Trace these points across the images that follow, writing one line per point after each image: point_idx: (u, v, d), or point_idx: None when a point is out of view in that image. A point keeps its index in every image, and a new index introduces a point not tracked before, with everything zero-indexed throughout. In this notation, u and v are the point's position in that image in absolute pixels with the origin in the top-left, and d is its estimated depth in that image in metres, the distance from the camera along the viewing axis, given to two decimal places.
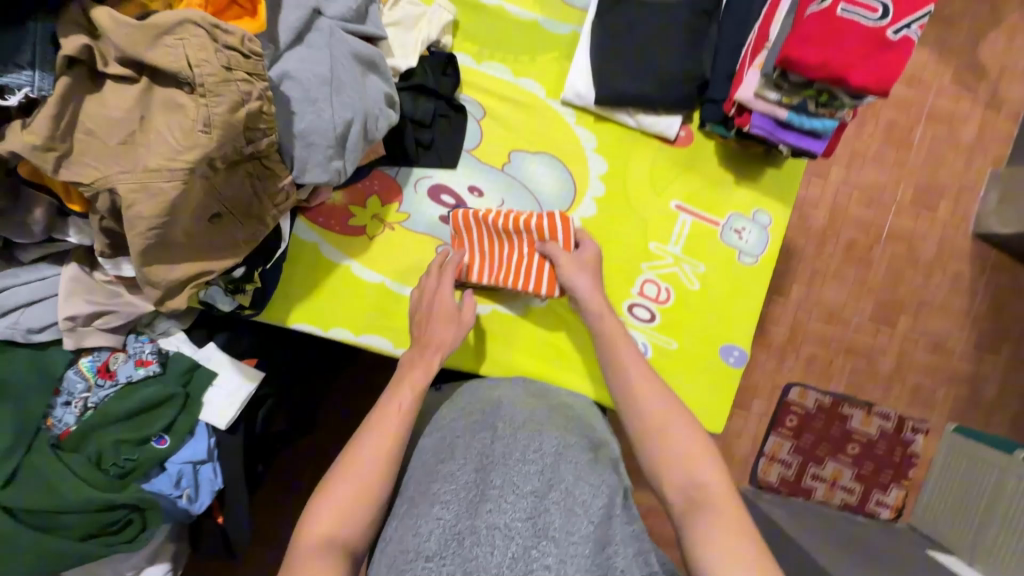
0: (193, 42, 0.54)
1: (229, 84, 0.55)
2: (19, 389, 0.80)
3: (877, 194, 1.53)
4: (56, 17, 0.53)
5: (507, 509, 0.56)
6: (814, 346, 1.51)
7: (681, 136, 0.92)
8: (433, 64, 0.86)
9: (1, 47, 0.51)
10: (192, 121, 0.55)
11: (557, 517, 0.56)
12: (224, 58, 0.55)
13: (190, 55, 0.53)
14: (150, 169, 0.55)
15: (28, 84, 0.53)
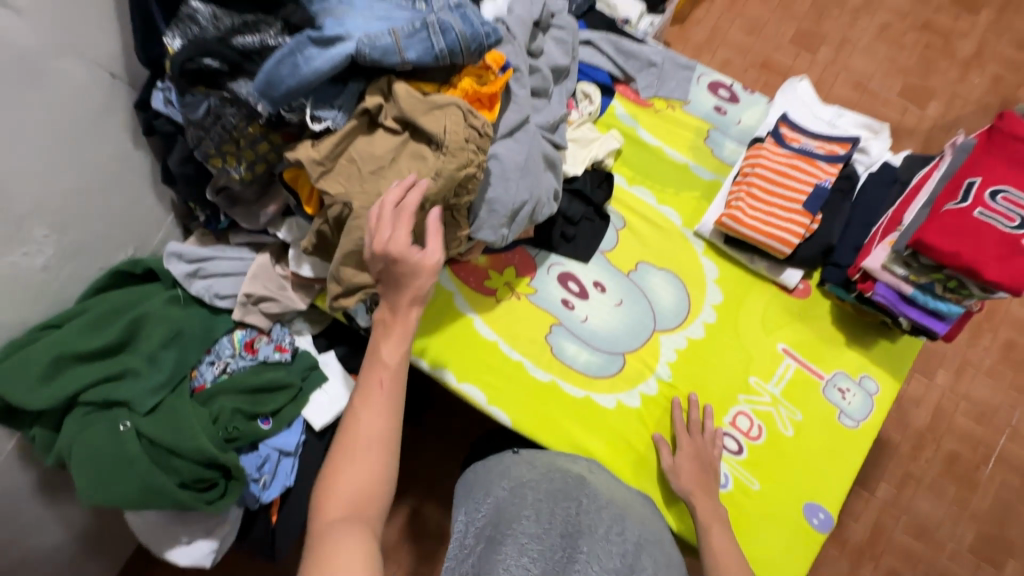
0: (451, 117, 0.72)
1: (464, 151, 0.72)
2: (190, 339, 0.95)
3: (989, 412, 1.52)
4: (367, 81, 0.74)
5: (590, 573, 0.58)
6: (895, 559, 1.44)
7: (799, 288, 0.99)
8: (594, 177, 1.03)
9: (328, 93, 0.72)
10: (428, 169, 0.72)
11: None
12: (468, 132, 0.73)
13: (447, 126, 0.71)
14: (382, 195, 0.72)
15: (331, 119, 0.73)
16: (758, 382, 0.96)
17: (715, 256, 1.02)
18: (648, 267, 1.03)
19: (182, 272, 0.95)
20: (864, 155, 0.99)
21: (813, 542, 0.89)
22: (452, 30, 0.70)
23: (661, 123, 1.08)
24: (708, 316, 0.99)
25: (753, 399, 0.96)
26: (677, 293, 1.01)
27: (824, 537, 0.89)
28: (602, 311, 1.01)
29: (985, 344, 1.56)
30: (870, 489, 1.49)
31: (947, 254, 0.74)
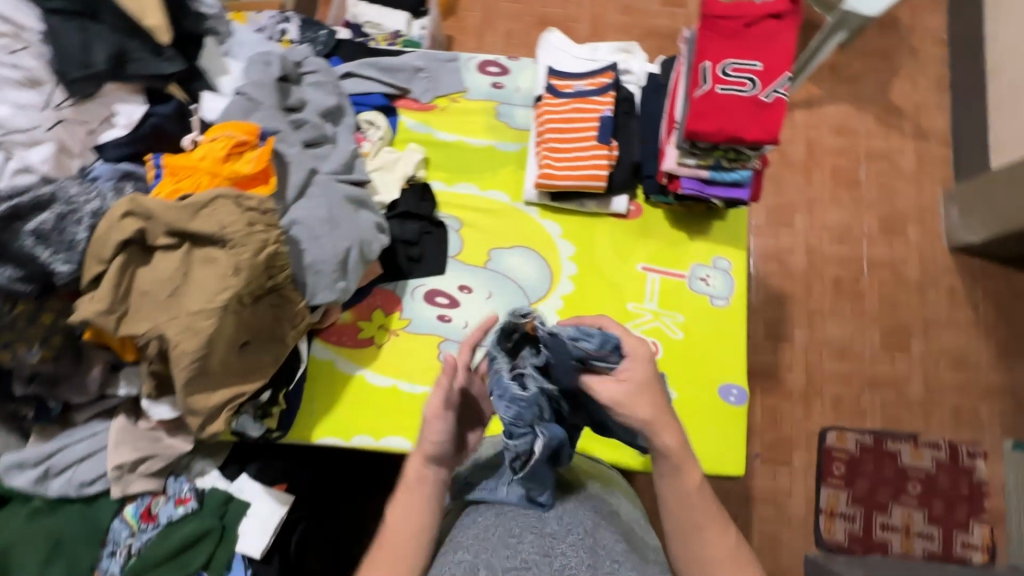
0: (223, 210, 0.69)
1: (252, 236, 0.70)
2: (73, 542, 0.87)
3: (845, 231, 1.73)
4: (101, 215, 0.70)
5: (522, 551, 0.61)
6: (835, 387, 1.62)
7: (632, 211, 1.06)
8: (413, 193, 1.04)
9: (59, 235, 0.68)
10: (224, 268, 0.69)
11: (573, 555, 0.62)
12: (248, 217, 0.70)
13: (222, 220, 0.68)
14: (186, 317, 0.68)
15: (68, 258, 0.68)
16: (636, 305, 1.02)
17: (553, 215, 1.07)
18: (500, 251, 1.05)
19: (31, 479, 0.86)
20: (631, 75, 1.09)
21: (737, 417, 0.97)
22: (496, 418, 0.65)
23: (452, 119, 1.11)
24: (570, 270, 1.04)
25: (638, 322, 1.01)
26: (535, 262, 1.05)
27: (745, 409, 0.98)
28: (479, 309, 1.03)
29: (818, 177, 1.76)
30: (789, 340, 1.65)
31: (713, 133, 0.82)
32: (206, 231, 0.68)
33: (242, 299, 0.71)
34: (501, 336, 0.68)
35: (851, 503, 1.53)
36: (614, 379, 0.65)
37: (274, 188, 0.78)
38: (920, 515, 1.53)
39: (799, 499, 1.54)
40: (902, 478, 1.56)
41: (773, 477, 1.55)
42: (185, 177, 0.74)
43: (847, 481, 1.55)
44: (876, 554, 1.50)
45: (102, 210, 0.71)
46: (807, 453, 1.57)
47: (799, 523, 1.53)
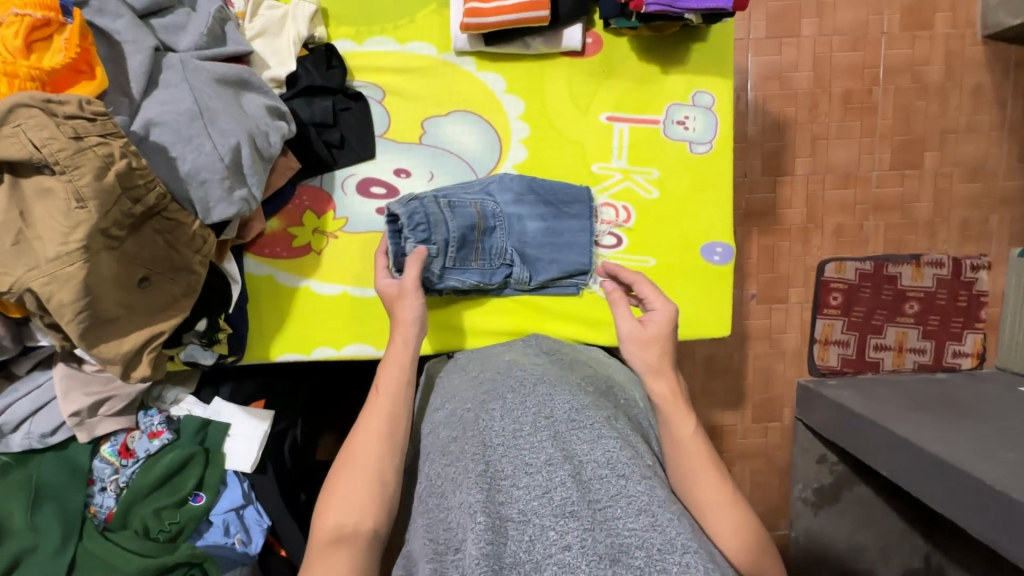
0: (30, 124, 0.53)
1: (84, 153, 0.55)
2: (57, 486, 0.87)
3: (861, 32, 1.45)
4: None
5: (520, 497, 0.50)
6: (836, 216, 1.50)
7: (589, 44, 0.85)
8: (315, 60, 0.83)
9: None
10: (65, 200, 0.55)
11: (573, 488, 0.50)
12: (69, 129, 0.54)
13: (33, 138, 0.52)
14: (38, 269, 0.57)
15: None
16: (603, 166, 0.87)
17: (491, 64, 0.86)
18: (435, 121, 0.88)
19: None
20: None
21: (723, 276, 0.89)
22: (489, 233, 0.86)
23: None
24: (521, 133, 0.87)
25: (605, 186, 0.88)
26: (480, 129, 0.87)
27: (731, 266, 0.89)
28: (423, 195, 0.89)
29: None
30: (789, 172, 1.49)
31: None
32: (19, 152, 0.52)
33: (104, 231, 0.58)
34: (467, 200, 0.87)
35: (846, 330, 1.51)
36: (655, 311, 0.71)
37: (108, 83, 0.60)
38: (915, 333, 1.52)
39: (794, 333, 1.53)
40: (900, 299, 1.51)
41: (768, 316, 1.52)
42: None
43: (844, 310, 1.51)
44: (866, 374, 1.52)
45: None
46: (804, 289, 1.52)
47: (792, 355, 1.53)
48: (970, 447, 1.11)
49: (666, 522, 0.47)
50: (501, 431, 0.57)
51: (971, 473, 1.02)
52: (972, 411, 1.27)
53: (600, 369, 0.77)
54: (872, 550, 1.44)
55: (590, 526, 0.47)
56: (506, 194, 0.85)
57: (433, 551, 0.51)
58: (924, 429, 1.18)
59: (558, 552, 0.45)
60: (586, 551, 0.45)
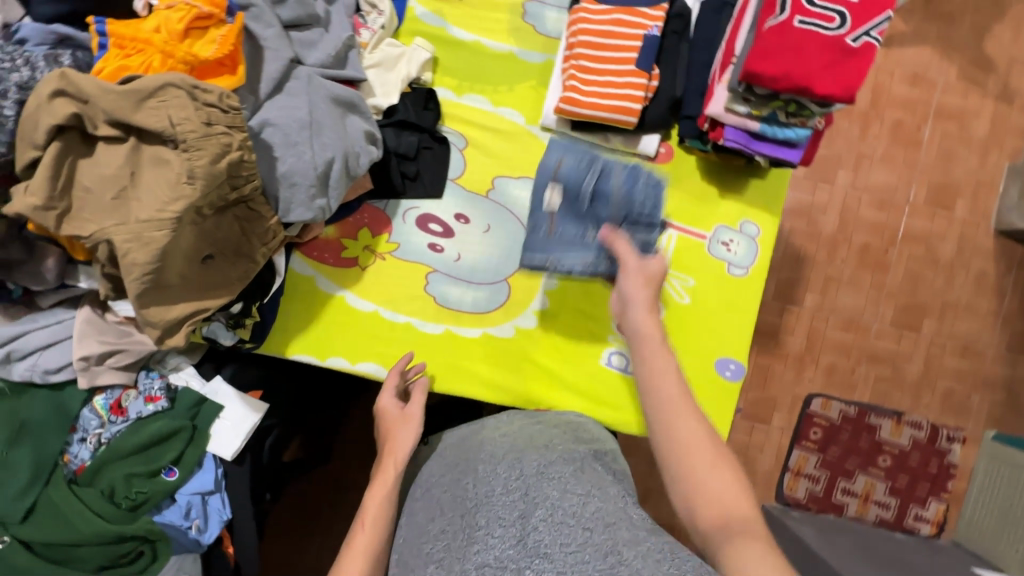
0: (174, 103, 0.58)
1: (210, 138, 0.59)
2: (40, 425, 0.86)
3: (888, 196, 1.57)
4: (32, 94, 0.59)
5: (494, 546, 0.55)
6: (832, 356, 1.57)
7: (661, 153, 0.93)
8: (415, 99, 0.90)
9: None
10: (177, 173, 0.59)
11: (544, 533, 0.55)
12: (205, 114, 0.59)
13: (173, 115, 0.57)
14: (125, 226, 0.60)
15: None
16: None
17: None
18: (505, 180, 0.94)
19: None
20: None
21: (729, 393, 0.93)
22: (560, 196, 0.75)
23: (470, 12, 0.94)
24: None
25: None
26: None
27: (739, 385, 0.93)
28: (473, 244, 0.94)
29: (874, 131, 1.57)
30: (798, 303, 1.57)
31: (776, 78, 0.68)
32: (156, 125, 0.57)
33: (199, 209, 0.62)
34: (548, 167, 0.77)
35: (819, 467, 1.54)
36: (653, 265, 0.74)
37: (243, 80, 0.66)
38: (883, 486, 1.55)
39: (769, 455, 1.56)
40: (875, 450, 1.56)
41: (749, 432, 1.56)
42: (134, 50, 0.62)
43: (821, 447, 1.55)
44: (829, 515, 1.54)
45: (31, 84, 0.59)
46: (788, 415, 1.56)
47: (763, 477, 1.56)
48: None
49: (634, 554, 0.51)
50: (475, 496, 0.63)
51: None
52: None
53: (572, 430, 0.79)
54: None
55: (563, 567, 0.51)
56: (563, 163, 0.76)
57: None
58: None
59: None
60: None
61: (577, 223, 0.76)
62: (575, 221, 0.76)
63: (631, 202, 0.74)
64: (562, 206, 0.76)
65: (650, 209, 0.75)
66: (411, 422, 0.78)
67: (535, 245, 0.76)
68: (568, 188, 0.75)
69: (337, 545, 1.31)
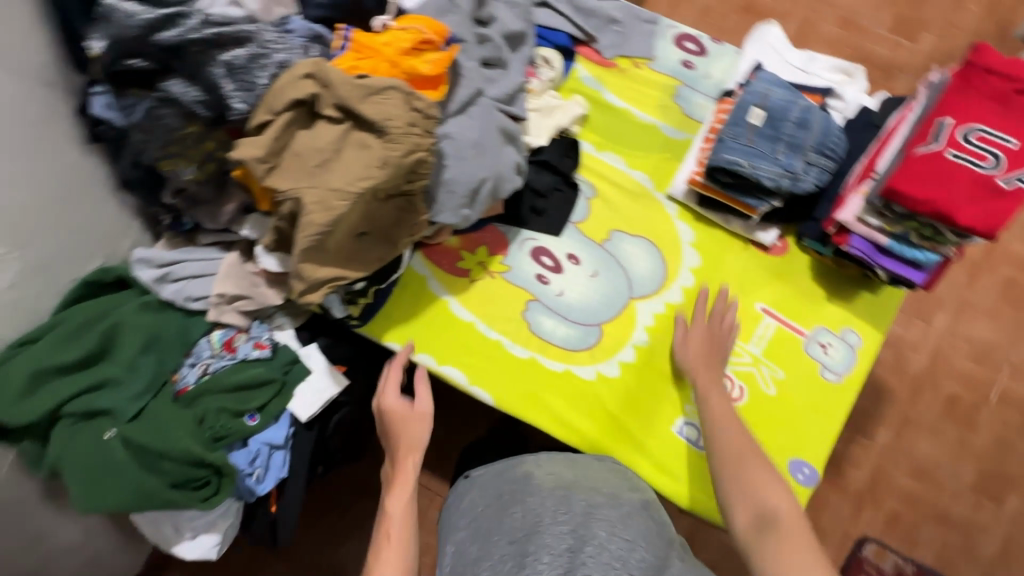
0: (392, 102, 0.70)
1: (409, 136, 0.70)
2: (168, 342, 0.96)
3: (989, 351, 1.51)
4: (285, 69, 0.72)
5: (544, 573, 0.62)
6: (896, 503, 1.47)
7: (776, 246, 0.97)
8: (560, 146, 1.00)
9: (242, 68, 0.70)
10: (375, 157, 0.70)
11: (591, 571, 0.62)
12: (411, 116, 0.70)
13: (390, 111, 0.69)
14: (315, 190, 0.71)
15: (242, 98, 0.70)
16: (737, 343, 0.95)
17: (690, 219, 1.00)
18: (621, 235, 1.00)
19: (151, 277, 0.96)
20: (840, 101, 0.94)
21: (799, 497, 0.90)
22: (767, 132, 0.86)
23: (626, 83, 1.04)
24: (684, 281, 0.98)
25: (732, 360, 0.95)
26: (652, 258, 0.99)
27: (809, 491, 0.90)
28: (578, 283, 1.00)
29: (984, 281, 1.53)
30: (869, 436, 1.49)
31: (919, 202, 0.71)
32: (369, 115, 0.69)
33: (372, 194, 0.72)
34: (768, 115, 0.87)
35: None
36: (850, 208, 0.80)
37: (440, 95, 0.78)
38: None
39: None
40: None
41: None
42: (366, 56, 0.75)
43: None
44: None
45: (287, 64, 0.72)
46: (835, 553, 1.45)
47: None
48: None
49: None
50: (521, 525, 0.69)
51: None
52: None
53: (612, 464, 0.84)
54: None
55: None
56: (780, 108, 0.86)
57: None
58: None
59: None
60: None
61: (772, 141, 0.86)
62: (769, 141, 0.86)
63: (827, 136, 0.85)
64: (761, 123, 0.86)
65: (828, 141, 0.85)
66: (423, 419, 0.89)
67: (731, 149, 0.86)
68: (771, 110, 0.87)
69: (351, 543, 1.32)
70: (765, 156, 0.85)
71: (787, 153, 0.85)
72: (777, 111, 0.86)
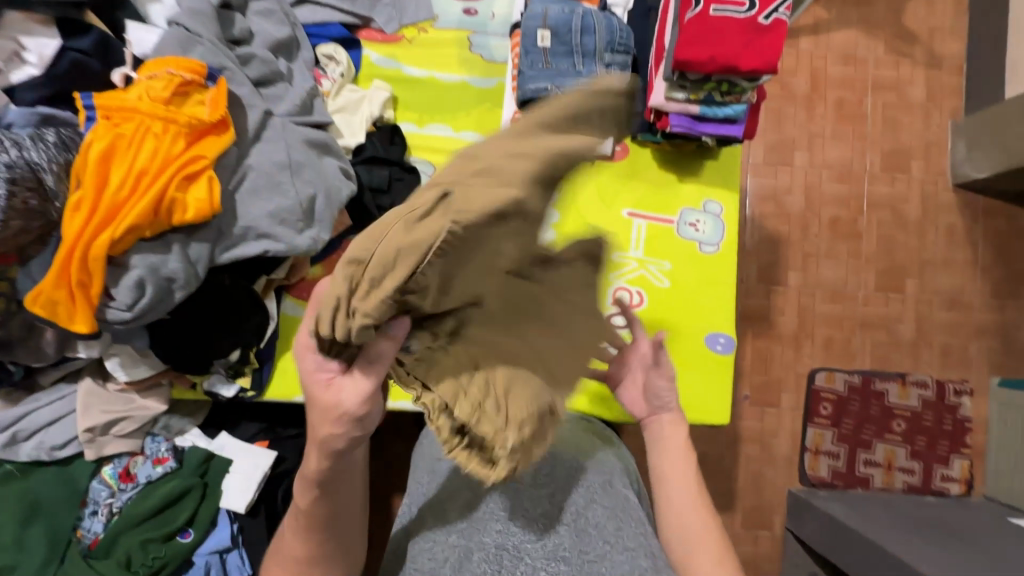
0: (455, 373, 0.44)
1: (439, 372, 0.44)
2: (51, 503, 0.86)
3: (846, 168, 1.65)
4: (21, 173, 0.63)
5: (516, 535, 0.59)
6: (826, 329, 1.60)
7: (617, 151, 0.99)
8: (381, 136, 0.96)
9: None
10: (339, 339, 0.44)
11: (566, 536, 0.59)
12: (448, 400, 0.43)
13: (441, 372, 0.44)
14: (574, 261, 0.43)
15: None
16: (622, 254, 0.97)
17: None
18: None
19: None
20: None
21: (725, 366, 0.95)
22: (560, 51, 0.87)
23: (420, 51, 1.01)
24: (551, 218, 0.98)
25: (623, 271, 0.96)
26: None
27: (732, 358, 0.96)
28: None
29: (820, 110, 1.66)
30: (783, 283, 1.61)
31: (704, 62, 0.74)
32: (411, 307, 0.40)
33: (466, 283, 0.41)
34: (555, 34, 0.87)
35: (836, 442, 1.54)
36: (658, 91, 0.83)
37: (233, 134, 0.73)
38: (903, 451, 1.55)
39: (785, 439, 1.55)
40: (887, 416, 1.56)
41: (761, 418, 1.56)
42: (124, 120, 0.68)
43: (834, 421, 1.56)
44: (856, 489, 1.53)
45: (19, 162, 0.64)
46: (796, 395, 1.57)
47: (784, 462, 1.55)
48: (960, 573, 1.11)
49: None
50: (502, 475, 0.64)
51: None
52: (962, 536, 1.28)
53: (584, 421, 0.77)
54: None
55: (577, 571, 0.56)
56: (560, 24, 0.87)
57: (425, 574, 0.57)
58: (918, 551, 1.19)
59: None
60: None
61: (568, 57, 0.87)
62: (564, 58, 0.87)
63: (613, 32, 0.87)
64: (551, 43, 0.87)
65: (616, 39, 0.87)
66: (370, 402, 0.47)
67: (533, 78, 0.86)
68: (554, 28, 0.87)
69: None
70: (568, 73, 0.86)
71: (585, 64, 0.86)
72: (561, 28, 0.87)
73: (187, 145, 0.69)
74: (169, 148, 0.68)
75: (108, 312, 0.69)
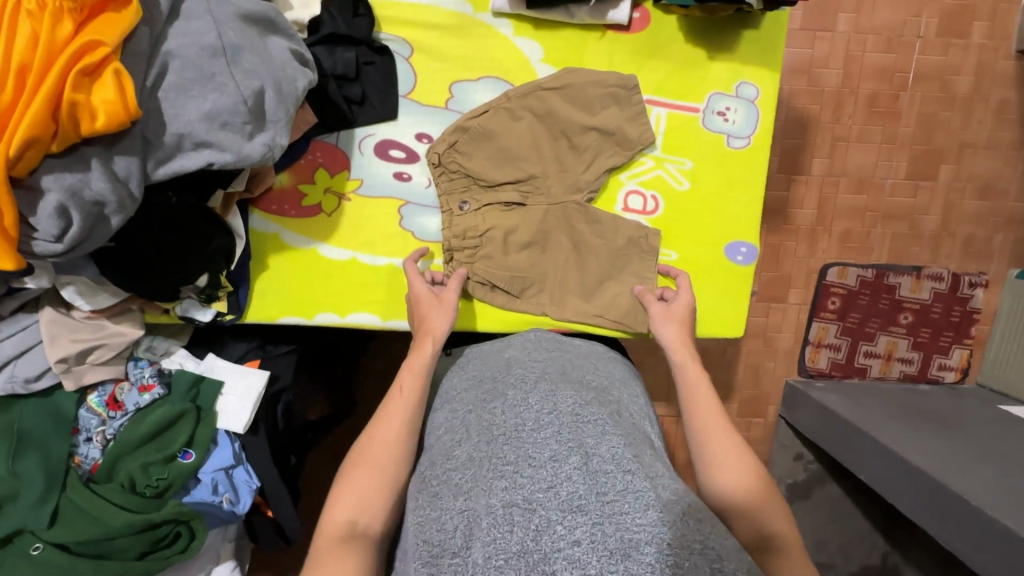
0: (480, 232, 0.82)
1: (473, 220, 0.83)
2: (39, 434, 0.84)
3: (896, 33, 1.41)
4: None
5: (525, 489, 0.49)
6: (846, 222, 1.49)
7: (636, 20, 0.81)
8: (340, 5, 0.77)
9: None
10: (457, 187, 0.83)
11: (579, 481, 0.49)
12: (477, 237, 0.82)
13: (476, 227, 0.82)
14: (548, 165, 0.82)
15: None
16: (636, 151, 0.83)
17: (530, 30, 0.81)
18: (464, 84, 0.82)
19: None
20: None
21: (744, 278, 0.86)
22: None
23: None
24: None
25: (635, 172, 0.84)
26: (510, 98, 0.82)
27: (753, 268, 0.87)
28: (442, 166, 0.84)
29: None
30: (805, 172, 1.46)
31: None
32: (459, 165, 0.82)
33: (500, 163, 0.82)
34: None
35: (840, 335, 1.50)
36: None
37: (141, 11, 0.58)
38: (905, 342, 1.52)
39: (788, 334, 1.52)
40: (896, 309, 1.50)
41: (765, 314, 1.51)
42: None
43: (840, 315, 1.50)
44: (852, 379, 1.52)
45: None
46: (804, 291, 1.50)
47: (785, 355, 1.53)
48: (948, 462, 1.13)
49: (676, 514, 0.47)
50: (504, 423, 0.56)
51: (946, 485, 1.04)
52: (953, 425, 1.29)
53: (601, 366, 0.73)
54: (833, 546, 1.47)
55: (598, 521, 0.46)
56: None
57: (430, 555, 0.50)
58: (910, 441, 1.20)
59: (567, 546, 0.45)
60: (596, 547, 0.44)
61: None
62: None
63: None
64: None
65: None
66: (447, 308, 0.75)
67: None
68: None
69: None
70: None
71: None
72: None
73: (75, 30, 0.55)
74: (54, 33, 0.54)
75: (35, 244, 0.58)
